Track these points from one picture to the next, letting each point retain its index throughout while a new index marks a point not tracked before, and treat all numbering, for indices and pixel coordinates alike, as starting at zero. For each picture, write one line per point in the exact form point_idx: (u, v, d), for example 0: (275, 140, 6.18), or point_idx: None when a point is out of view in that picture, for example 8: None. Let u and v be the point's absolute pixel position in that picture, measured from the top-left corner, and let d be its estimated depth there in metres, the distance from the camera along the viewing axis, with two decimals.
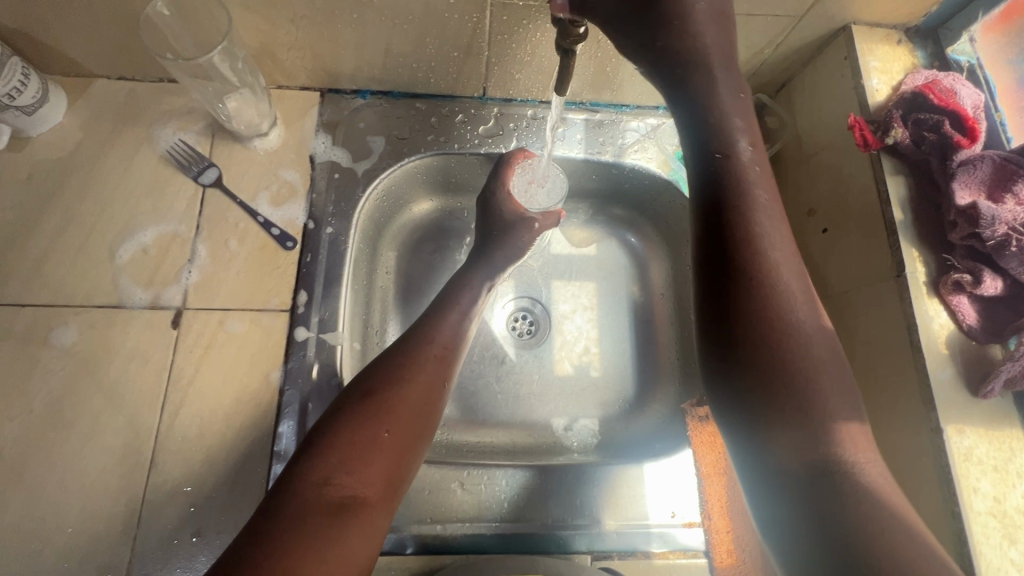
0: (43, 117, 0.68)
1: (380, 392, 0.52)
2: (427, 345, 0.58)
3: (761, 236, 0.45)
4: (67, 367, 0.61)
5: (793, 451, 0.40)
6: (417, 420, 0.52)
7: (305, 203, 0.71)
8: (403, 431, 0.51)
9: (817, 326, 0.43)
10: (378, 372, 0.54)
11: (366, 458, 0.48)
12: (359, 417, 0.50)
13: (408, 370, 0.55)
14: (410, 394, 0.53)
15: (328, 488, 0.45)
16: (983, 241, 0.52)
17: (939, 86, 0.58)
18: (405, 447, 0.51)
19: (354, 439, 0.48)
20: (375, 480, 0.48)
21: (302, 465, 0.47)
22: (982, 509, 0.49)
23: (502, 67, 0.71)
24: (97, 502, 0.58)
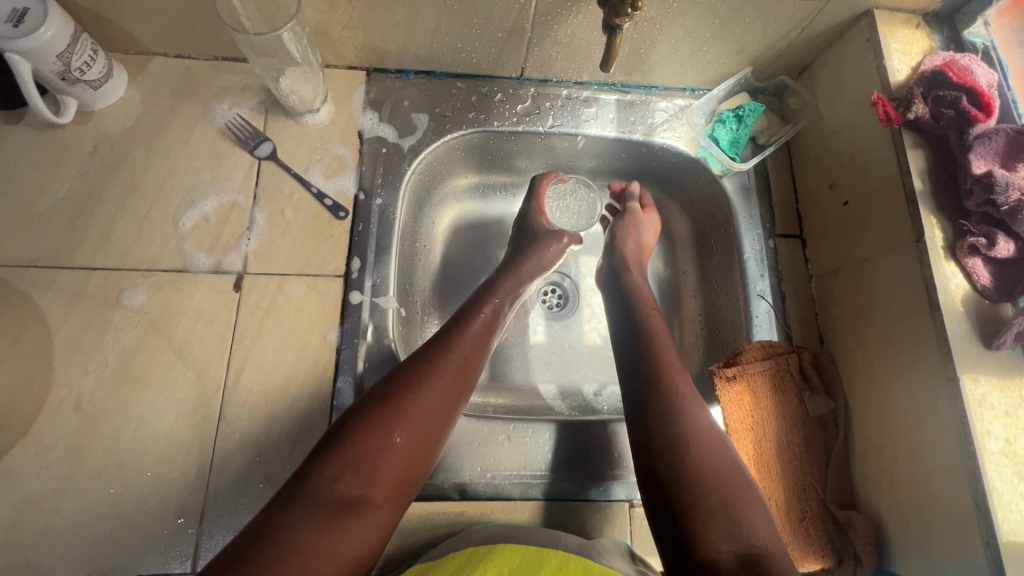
0: (107, 91, 0.72)
1: (398, 397, 0.53)
2: (451, 355, 0.58)
3: (688, 428, 0.58)
4: (138, 326, 0.65)
5: (726, 550, 0.51)
6: (432, 427, 0.54)
7: (355, 176, 0.75)
8: (415, 440, 0.52)
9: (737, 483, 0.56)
10: (400, 378, 0.55)
11: (378, 461, 0.50)
12: (378, 422, 0.51)
13: (430, 379, 0.55)
14: (429, 403, 0.54)
15: (337, 487, 0.47)
16: (998, 207, 0.57)
17: (957, 65, 0.63)
18: (419, 451, 0.52)
19: (368, 443, 0.50)
20: (384, 483, 0.50)
21: (317, 464, 0.49)
22: (995, 449, 0.53)
23: (542, 47, 0.75)
24: (170, 450, 0.62)
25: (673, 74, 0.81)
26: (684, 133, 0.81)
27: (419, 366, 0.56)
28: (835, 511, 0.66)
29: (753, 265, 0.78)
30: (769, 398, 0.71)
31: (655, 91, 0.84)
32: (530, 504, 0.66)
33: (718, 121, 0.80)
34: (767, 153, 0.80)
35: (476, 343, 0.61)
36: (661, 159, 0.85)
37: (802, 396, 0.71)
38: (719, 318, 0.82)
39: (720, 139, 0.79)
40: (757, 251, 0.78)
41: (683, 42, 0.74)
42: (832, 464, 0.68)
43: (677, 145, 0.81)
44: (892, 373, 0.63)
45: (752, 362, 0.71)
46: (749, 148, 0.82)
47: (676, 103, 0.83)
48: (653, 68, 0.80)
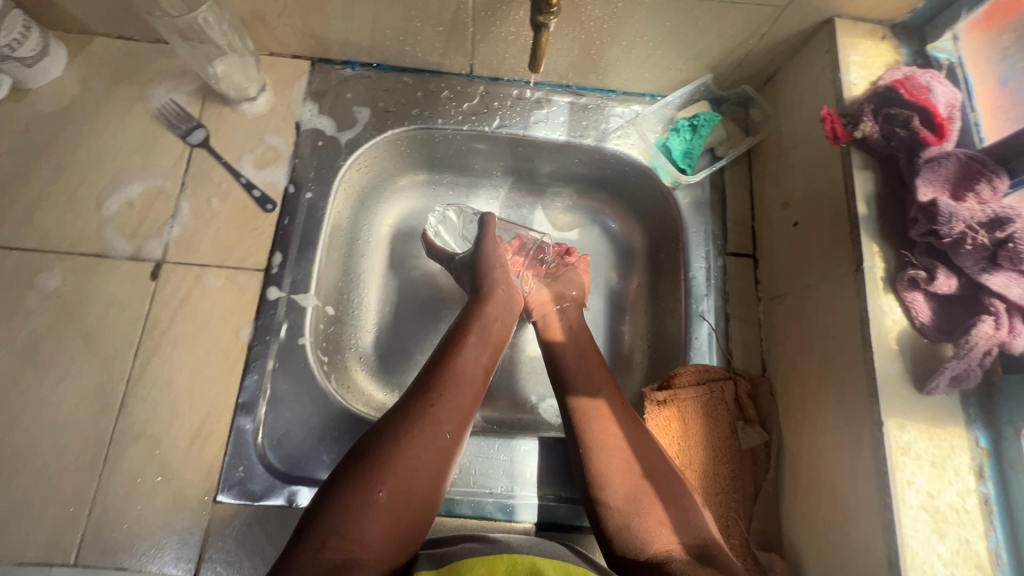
0: (43, 69, 0.71)
1: (377, 450, 0.51)
2: (434, 402, 0.56)
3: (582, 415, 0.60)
4: (49, 309, 0.64)
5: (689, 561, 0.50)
6: (421, 475, 0.52)
7: (288, 168, 0.73)
8: (402, 493, 0.50)
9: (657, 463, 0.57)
10: (388, 425, 0.54)
11: (364, 517, 0.48)
12: (358, 477, 0.50)
13: (414, 427, 0.54)
14: (412, 449, 0.52)
15: (323, 554, 0.45)
16: (940, 238, 0.52)
17: (913, 82, 0.57)
18: (405, 503, 0.50)
19: (350, 502, 0.48)
20: (374, 539, 0.47)
21: (305, 532, 0.47)
22: (915, 503, 0.49)
23: (487, 44, 0.71)
24: (67, 437, 0.61)
25: (628, 78, 0.77)
26: (637, 140, 0.78)
27: (399, 413, 0.55)
28: (755, 552, 0.62)
29: (699, 284, 0.74)
30: (698, 425, 0.67)
31: (612, 95, 0.80)
32: (433, 519, 0.64)
33: (672, 131, 0.77)
34: (721, 165, 0.76)
35: (462, 384, 0.59)
36: (614, 166, 0.81)
37: (735, 426, 0.67)
38: (663, 337, 0.78)
39: (672, 150, 0.76)
40: (704, 270, 0.74)
41: (634, 45, 0.70)
42: (758, 501, 0.64)
43: (629, 152, 0.78)
44: (823, 409, 0.59)
45: (683, 387, 0.68)
46: (706, 159, 0.78)
47: (633, 109, 0.80)
48: (607, 71, 0.76)
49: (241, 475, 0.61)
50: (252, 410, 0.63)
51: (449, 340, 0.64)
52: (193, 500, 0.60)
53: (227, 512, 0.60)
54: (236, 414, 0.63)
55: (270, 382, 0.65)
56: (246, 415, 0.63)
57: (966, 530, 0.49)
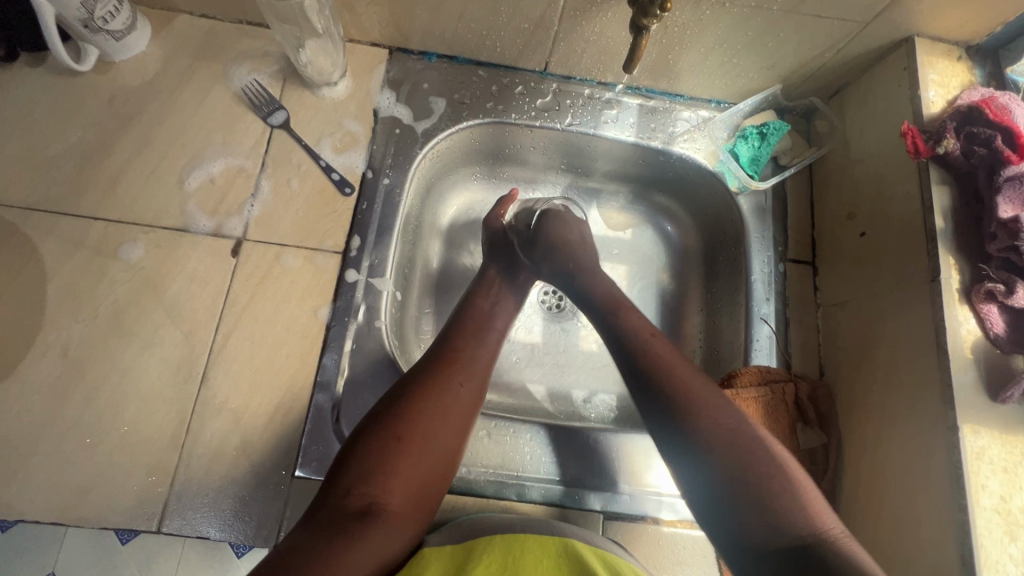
0: (129, 44, 0.72)
1: (398, 409, 0.54)
2: (453, 365, 0.59)
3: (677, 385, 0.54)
4: (133, 280, 0.65)
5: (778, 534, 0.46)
6: (438, 433, 0.54)
7: (366, 153, 0.74)
8: (421, 445, 0.53)
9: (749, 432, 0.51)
10: (404, 388, 0.56)
11: (388, 466, 0.51)
12: (380, 431, 0.52)
13: (435, 389, 0.56)
14: (433, 407, 0.55)
15: (350, 497, 0.49)
16: (1020, 254, 0.54)
17: (996, 103, 0.60)
18: (424, 458, 0.52)
19: (373, 452, 0.51)
20: (398, 488, 0.50)
21: (335, 479, 0.50)
22: (988, 505, 0.51)
23: (569, 43, 0.73)
24: (151, 407, 0.62)
25: (699, 83, 0.79)
26: (704, 145, 0.79)
27: (422, 377, 0.57)
28: None
29: (760, 288, 0.76)
30: (759, 425, 0.68)
31: (679, 100, 0.82)
32: (504, 504, 0.65)
33: (741, 137, 0.78)
34: (787, 174, 0.78)
35: (476, 352, 0.62)
36: (678, 170, 0.83)
37: (795, 427, 0.68)
38: (719, 338, 0.80)
39: (740, 156, 0.77)
40: (765, 274, 0.76)
41: (713, 52, 0.72)
42: None
43: (695, 156, 0.79)
44: (890, 414, 0.61)
45: (746, 386, 0.69)
46: (770, 168, 0.80)
47: (699, 114, 0.81)
48: (680, 76, 0.78)
49: (318, 452, 0.63)
50: (330, 389, 0.65)
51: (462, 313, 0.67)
52: (271, 474, 0.62)
53: (306, 486, 0.62)
54: (315, 392, 0.65)
55: (347, 362, 0.66)
56: (326, 392, 0.65)
57: None
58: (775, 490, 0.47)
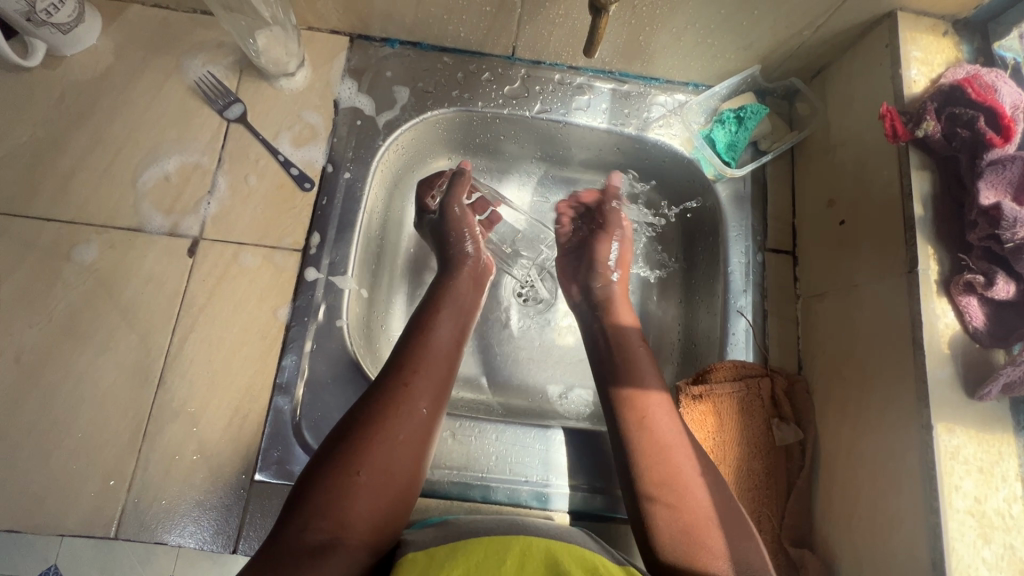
0: (78, 37, 0.69)
1: (356, 437, 0.50)
2: (406, 380, 0.55)
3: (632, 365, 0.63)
4: (86, 283, 0.64)
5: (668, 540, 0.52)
6: (398, 460, 0.51)
7: (326, 146, 0.72)
8: (380, 474, 0.49)
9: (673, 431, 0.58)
10: (359, 413, 0.52)
11: (344, 499, 0.47)
12: (334, 465, 0.49)
13: (393, 412, 0.53)
14: (391, 434, 0.51)
15: (304, 534, 0.45)
16: (1002, 243, 0.51)
17: (979, 81, 0.56)
18: (383, 490, 0.49)
19: (331, 489, 0.47)
20: (356, 521, 0.47)
21: (287, 515, 0.47)
22: (961, 507, 0.49)
23: (534, 25, 0.69)
24: (108, 412, 0.61)
25: (674, 66, 0.75)
26: (679, 131, 0.76)
27: (376, 400, 0.53)
28: (787, 547, 0.62)
29: (737, 279, 0.73)
30: (734, 421, 0.67)
31: (654, 83, 0.78)
32: (469, 505, 0.64)
33: (717, 122, 0.75)
34: (765, 160, 0.75)
35: (435, 357, 0.58)
36: (654, 157, 0.79)
37: (770, 423, 0.67)
38: (696, 330, 0.78)
39: (716, 142, 0.74)
40: (743, 265, 0.73)
41: (685, 33, 0.68)
42: (791, 497, 0.64)
43: (671, 143, 0.76)
44: (865, 410, 0.59)
45: (720, 382, 0.67)
46: (749, 153, 0.77)
47: (675, 98, 0.78)
48: (653, 58, 0.74)
49: (278, 455, 0.62)
50: (290, 391, 0.64)
51: (424, 313, 0.63)
52: (229, 478, 0.61)
53: (266, 490, 0.60)
54: (275, 395, 0.64)
55: (308, 363, 0.65)
56: (285, 395, 0.63)
57: (1011, 536, 0.49)
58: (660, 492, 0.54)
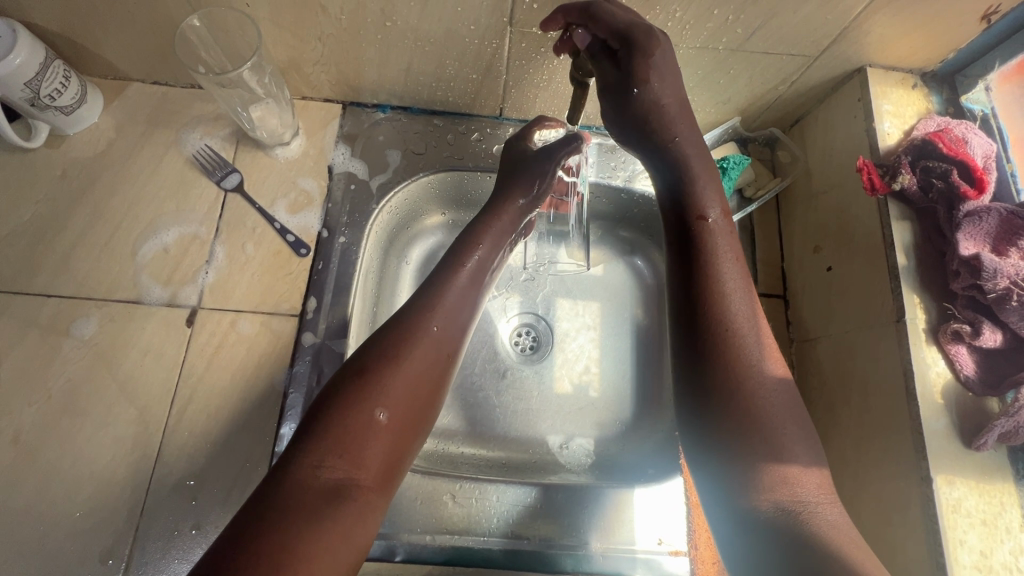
0: (80, 116, 0.72)
1: (377, 373, 0.50)
2: (427, 319, 0.56)
3: (711, 237, 0.54)
4: (86, 358, 0.65)
5: (763, 500, 0.44)
6: (416, 400, 0.51)
7: (321, 212, 0.73)
8: (402, 414, 0.50)
9: (771, 374, 0.49)
10: (378, 351, 0.52)
11: (365, 440, 0.47)
12: (354, 402, 0.48)
13: (413, 348, 0.53)
14: (412, 374, 0.52)
15: (321, 472, 0.44)
16: (984, 292, 0.52)
17: (950, 135, 0.59)
18: (403, 429, 0.50)
19: (351, 426, 0.47)
20: (372, 463, 0.47)
21: (294, 454, 0.45)
22: (968, 563, 0.49)
23: (519, 89, 0.72)
24: (106, 488, 0.61)
25: None
26: None
27: (395, 336, 0.53)
28: None
29: None
30: None
31: None
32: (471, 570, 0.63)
33: None
34: (751, 209, 0.75)
35: (459, 298, 0.59)
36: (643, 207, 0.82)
37: None
38: None
39: None
40: None
41: None
42: None
43: None
44: (865, 459, 0.59)
45: None
46: (735, 201, 0.78)
47: None
48: None
49: None
50: None
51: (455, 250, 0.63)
52: None
53: None
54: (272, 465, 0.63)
55: None
56: None
57: None
58: (758, 439, 0.46)
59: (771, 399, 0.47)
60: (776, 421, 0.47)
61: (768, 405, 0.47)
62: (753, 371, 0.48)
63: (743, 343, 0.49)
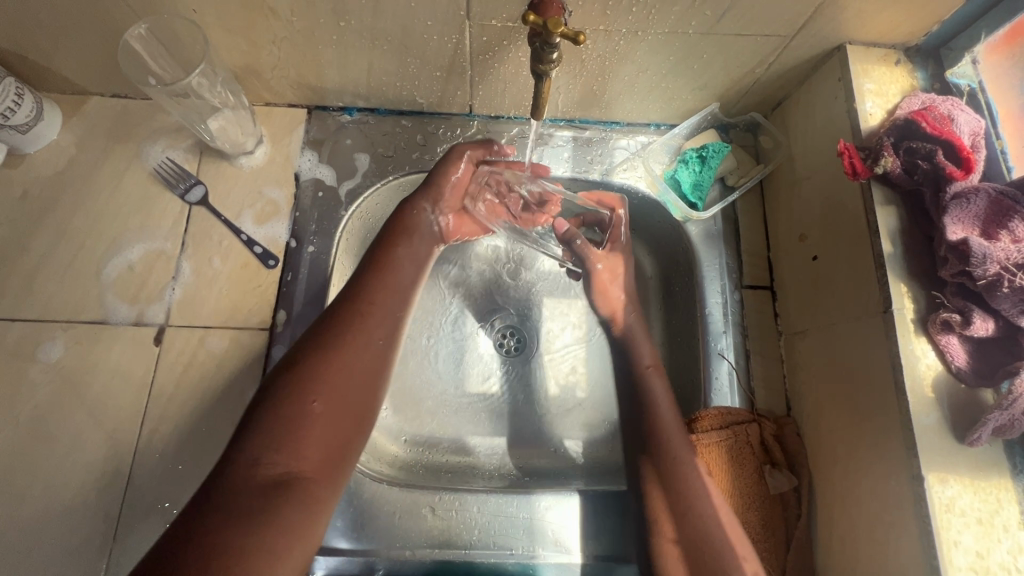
0: (37, 134, 0.70)
1: (302, 365, 0.50)
2: (371, 333, 0.54)
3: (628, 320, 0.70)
4: (54, 382, 0.63)
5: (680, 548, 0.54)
6: (354, 391, 0.51)
7: (289, 221, 0.71)
8: (337, 406, 0.49)
9: (672, 420, 0.61)
10: (305, 343, 0.52)
11: (301, 433, 0.47)
12: (291, 392, 0.48)
13: (346, 339, 0.52)
14: (343, 366, 0.51)
15: (259, 468, 0.44)
16: (974, 279, 0.49)
17: (934, 113, 0.56)
18: (344, 421, 0.49)
19: (287, 417, 0.47)
20: (315, 454, 0.47)
21: (235, 449, 0.45)
22: (963, 565, 0.46)
23: (486, 84, 0.69)
24: (78, 515, 0.60)
25: (633, 110, 0.74)
26: (643, 173, 0.75)
27: (332, 327, 0.53)
28: None
29: (717, 320, 0.70)
30: (725, 472, 0.63)
31: (615, 127, 0.77)
32: None
33: (681, 162, 0.74)
34: (732, 199, 0.73)
35: (382, 308, 0.56)
36: None
37: (762, 471, 0.63)
38: (678, 375, 0.73)
39: (681, 182, 0.73)
40: (720, 305, 0.71)
41: (638, 79, 0.68)
42: (791, 552, 0.60)
43: (637, 186, 0.75)
44: (856, 457, 0.56)
45: (707, 432, 0.63)
46: (717, 190, 0.76)
47: (638, 140, 0.77)
48: (611, 104, 0.73)
49: None
50: None
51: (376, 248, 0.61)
52: None
53: None
54: None
55: None
56: None
57: None
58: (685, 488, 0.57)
59: (673, 440, 0.59)
60: (684, 461, 0.58)
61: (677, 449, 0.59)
62: (654, 416, 0.61)
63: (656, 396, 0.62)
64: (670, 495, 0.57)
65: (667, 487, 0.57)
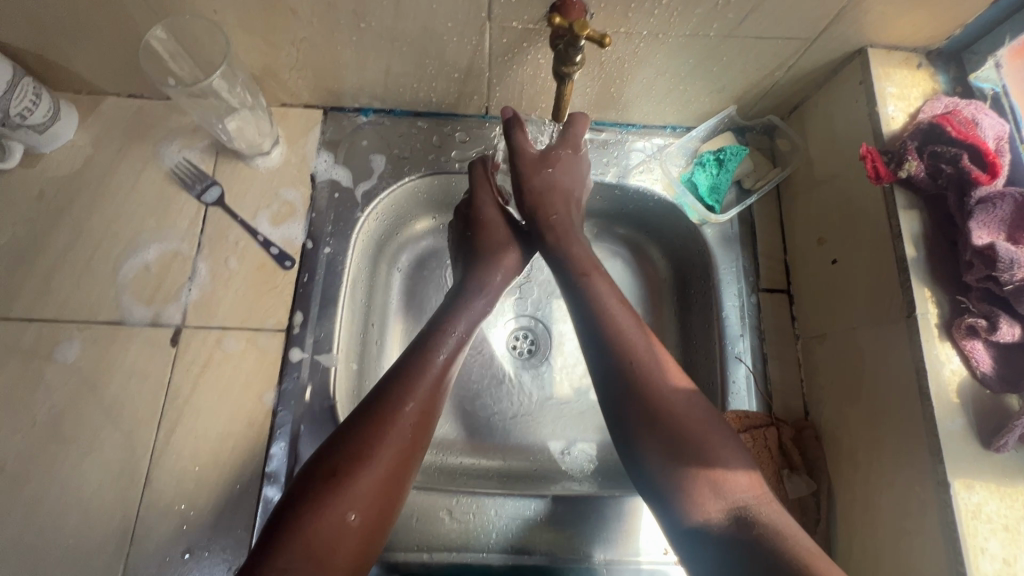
0: (54, 134, 0.70)
1: (344, 469, 0.47)
2: (402, 407, 0.51)
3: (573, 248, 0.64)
4: (70, 383, 0.63)
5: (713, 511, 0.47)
6: (389, 501, 0.48)
7: (305, 222, 0.71)
8: (371, 516, 0.47)
9: (654, 359, 0.54)
10: (348, 441, 0.48)
11: (333, 545, 0.44)
12: (322, 504, 0.45)
13: (379, 433, 0.49)
14: (381, 465, 0.48)
15: None
16: (1000, 284, 0.49)
17: (958, 118, 0.56)
18: (376, 529, 0.47)
19: (320, 533, 0.44)
20: (341, 567, 0.44)
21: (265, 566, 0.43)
22: (989, 571, 0.46)
23: (504, 86, 0.69)
24: (95, 517, 0.59)
25: (651, 112, 0.74)
26: (660, 175, 0.75)
27: (370, 420, 0.50)
28: None
29: (733, 322, 0.70)
30: None
31: (631, 129, 0.77)
32: None
33: (698, 165, 0.74)
34: (749, 202, 0.73)
35: (429, 392, 0.54)
36: (638, 204, 0.77)
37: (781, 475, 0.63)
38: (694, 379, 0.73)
39: (698, 185, 0.73)
40: (737, 308, 0.70)
41: (656, 81, 0.67)
42: None
43: (653, 188, 0.74)
44: (877, 462, 0.56)
45: None
46: (734, 193, 0.75)
47: (654, 142, 0.76)
48: (628, 106, 0.73)
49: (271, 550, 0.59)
50: (278, 480, 0.62)
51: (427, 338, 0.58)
52: None
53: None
54: (265, 486, 0.62)
55: (296, 452, 0.63)
56: (275, 487, 0.61)
57: None
58: (701, 442, 0.50)
59: (670, 390, 0.52)
60: (685, 409, 0.51)
61: (679, 400, 0.52)
62: (637, 358, 0.54)
63: (628, 337, 0.55)
64: (676, 432, 0.51)
65: (672, 430, 0.51)
